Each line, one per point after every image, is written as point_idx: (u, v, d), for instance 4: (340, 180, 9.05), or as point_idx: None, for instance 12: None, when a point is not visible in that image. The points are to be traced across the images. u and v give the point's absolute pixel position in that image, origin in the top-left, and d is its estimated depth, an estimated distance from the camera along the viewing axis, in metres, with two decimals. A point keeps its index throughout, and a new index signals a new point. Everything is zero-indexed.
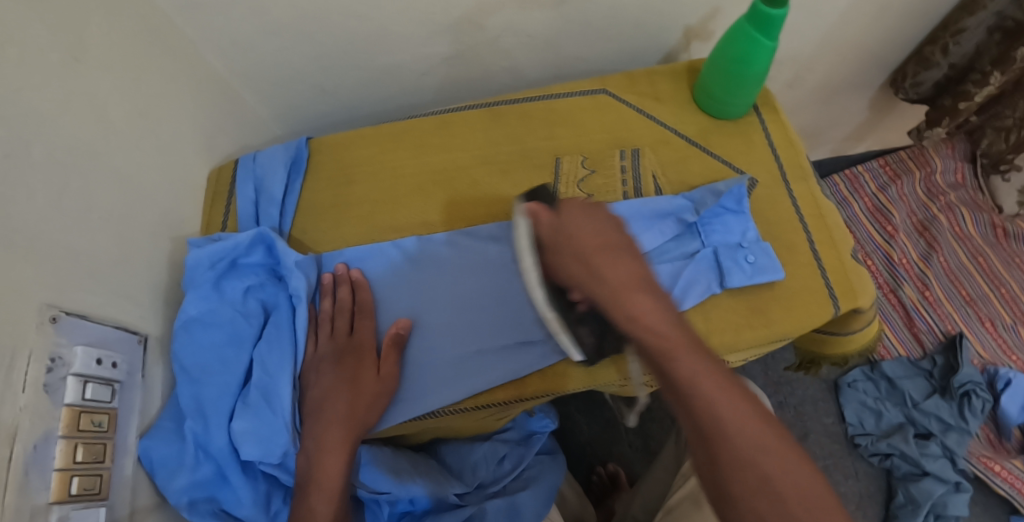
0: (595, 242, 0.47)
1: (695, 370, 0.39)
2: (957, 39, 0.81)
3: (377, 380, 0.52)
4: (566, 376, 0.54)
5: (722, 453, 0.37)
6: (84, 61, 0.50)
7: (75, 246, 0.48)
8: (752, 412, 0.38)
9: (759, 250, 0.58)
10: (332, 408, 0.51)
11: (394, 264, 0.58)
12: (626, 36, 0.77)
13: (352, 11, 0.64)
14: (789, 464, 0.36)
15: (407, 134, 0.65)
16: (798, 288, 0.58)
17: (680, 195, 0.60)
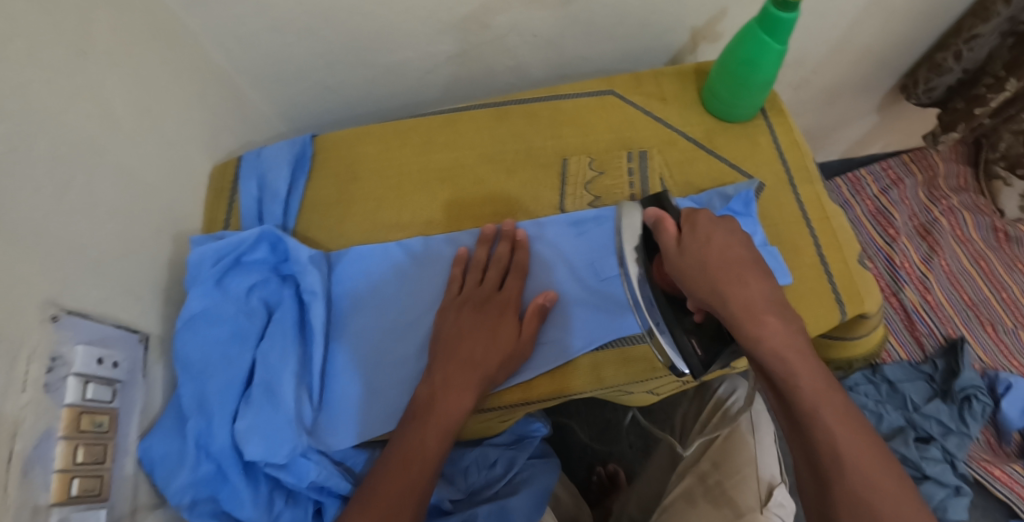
0: (718, 255, 0.44)
1: (824, 408, 0.39)
2: (971, 45, 0.79)
3: (486, 354, 0.51)
4: (577, 374, 0.52)
5: (839, 491, 0.38)
6: (91, 56, 0.49)
7: (77, 243, 0.47)
8: (873, 454, 0.38)
9: (767, 253, 0.58)
10: (457, 388, 0.50)
11: (398, 263, 0.58)
12: (631, 37, 0.77)
13: (358, 10, 0.63)
14: (905, 510, 0.37)
15: (412, 131, 0.64)
16: (803, 292, 0.59)
17: (687, 197, 0.60)
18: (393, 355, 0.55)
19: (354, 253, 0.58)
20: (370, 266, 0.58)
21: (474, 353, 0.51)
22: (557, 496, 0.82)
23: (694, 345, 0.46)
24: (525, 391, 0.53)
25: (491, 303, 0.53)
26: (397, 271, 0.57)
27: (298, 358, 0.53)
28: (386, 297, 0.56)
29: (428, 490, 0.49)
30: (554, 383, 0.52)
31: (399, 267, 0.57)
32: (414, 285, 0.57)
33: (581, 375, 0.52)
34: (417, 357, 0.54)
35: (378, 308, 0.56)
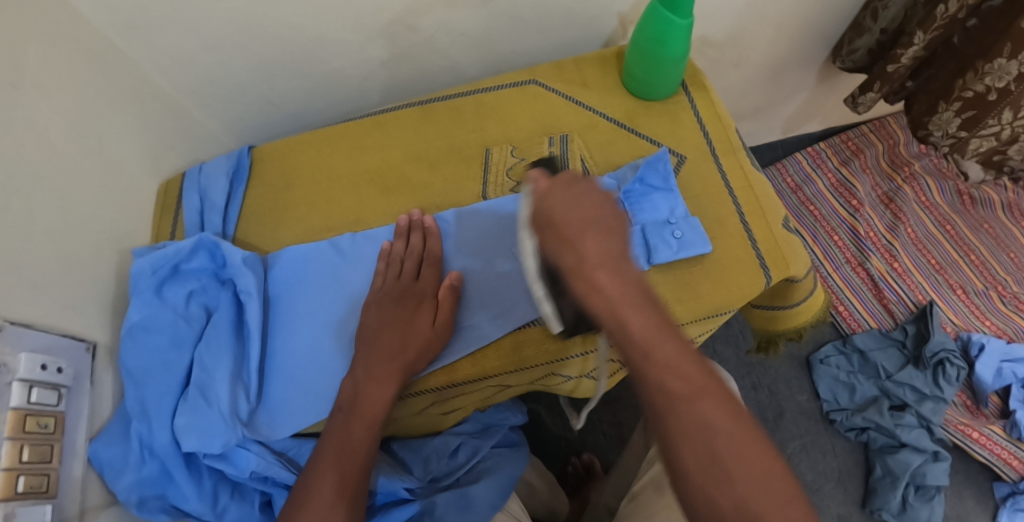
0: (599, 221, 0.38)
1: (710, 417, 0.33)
2: (885, 3, 0.82)
3: (402, 341, 0.53)
4: (512, 355, 0.55)
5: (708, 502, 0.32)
6: (23, 88, 0.53)
7: (19, 258, 0.50)
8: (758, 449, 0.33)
9: (687, 220, 0.59)
10: (368, 377, 0.53)
11: (328, 264, 0.61)
12: (559, 28, 0.79)
13: (286, 23, 0.67)
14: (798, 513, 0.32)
15: (341, 136, 0.68)
16: (727, 260, 0.59)
17: (606, 176, 0.62)
18: (323, 350, 0.58)
19: (289, 255, 0.61)
20: (306, 266, 0.61)
21: (378, 344, 0.54)
22: (530, 485, 0.78)
23: (572, 315, 0.50)
24: (452, 375, 0.55)
25: (405, 293, 0.56)
26: (326, 271, 0.60)
27: (233, 357, 0.56)
28: (315, 296, 0.59)
29: (362, 478, 0.52)
30: (477, 364, 0.55)
31: (328, 267, 0.60)
32: (342, 283, 0.60)
33: (503, 354, 0.55)
34: (344, 350, 0.57)
35: (309, 307, 0.59)
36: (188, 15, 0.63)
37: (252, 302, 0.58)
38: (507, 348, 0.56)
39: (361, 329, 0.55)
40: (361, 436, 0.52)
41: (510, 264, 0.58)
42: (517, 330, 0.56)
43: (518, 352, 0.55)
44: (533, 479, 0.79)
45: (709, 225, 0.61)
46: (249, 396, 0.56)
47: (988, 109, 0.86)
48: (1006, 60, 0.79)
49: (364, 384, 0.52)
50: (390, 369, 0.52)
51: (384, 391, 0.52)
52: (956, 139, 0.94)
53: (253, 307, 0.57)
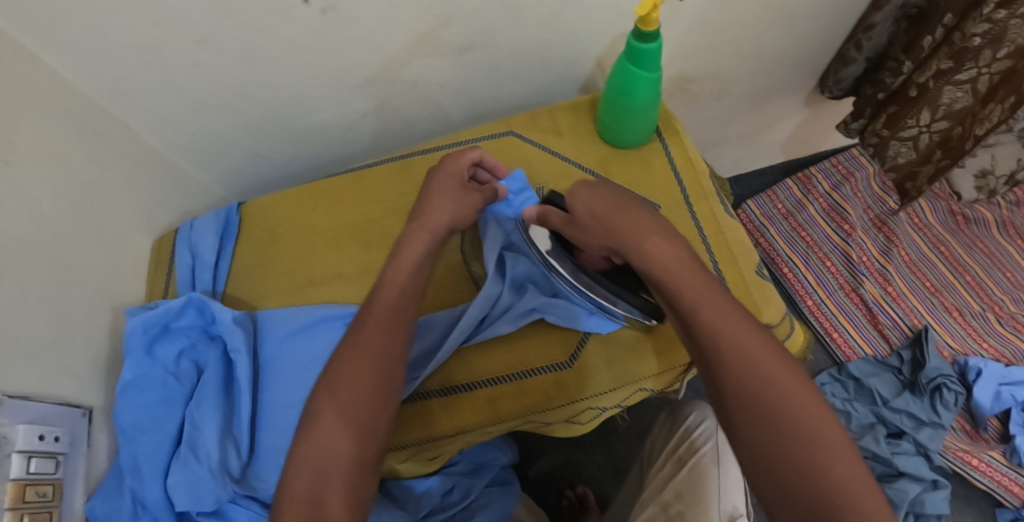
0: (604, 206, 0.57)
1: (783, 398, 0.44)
2: (869, 34, 0.83)
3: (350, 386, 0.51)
4: (495, 403, 0.59)
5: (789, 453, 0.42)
6: (15, 161, 0.56)
7: (15, 331, 0.53)
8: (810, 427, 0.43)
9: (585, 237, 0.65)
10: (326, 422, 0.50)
11: (314, 324, 0.63)
12: (537, 73, 0.81)
13: (268, 83, 0.70)
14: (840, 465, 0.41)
15: (323, 191, 0.70)
16: None
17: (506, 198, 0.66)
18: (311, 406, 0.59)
19: (277, 316, 0.64)
20: (288, 324, 0.63)
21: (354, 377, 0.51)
22: None
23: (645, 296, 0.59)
24: (430, 429, 0.60)
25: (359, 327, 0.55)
26: (313, 326, 0.62)
27: (223, 412, 0.59)
28: (302, 355, 0.61)
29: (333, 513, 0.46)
30: (455, 418, 0.59)
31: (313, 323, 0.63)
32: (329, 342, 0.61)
33: (479, 408, 0.59)
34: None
35: (299, 363, 0.61)
36: (173, 81, 0.66)
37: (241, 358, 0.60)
38: (484, 399, 0.60)
39: (333, 361, 0.53)
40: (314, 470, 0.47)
41: (445, 320, 0.61)
42: (494, 384, 0.60)
43: (491, 403, 0.59)
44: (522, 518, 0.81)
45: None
46: (239, 453, 0.58)
47: (909, 106, 0.89)
48: (936, 55, 0.82)
49: (320, 427, 0.49)
50: (367, 398, 0.51)
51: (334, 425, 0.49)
52: (879, 140, 0.97)
53: (241, 363, 0.59)
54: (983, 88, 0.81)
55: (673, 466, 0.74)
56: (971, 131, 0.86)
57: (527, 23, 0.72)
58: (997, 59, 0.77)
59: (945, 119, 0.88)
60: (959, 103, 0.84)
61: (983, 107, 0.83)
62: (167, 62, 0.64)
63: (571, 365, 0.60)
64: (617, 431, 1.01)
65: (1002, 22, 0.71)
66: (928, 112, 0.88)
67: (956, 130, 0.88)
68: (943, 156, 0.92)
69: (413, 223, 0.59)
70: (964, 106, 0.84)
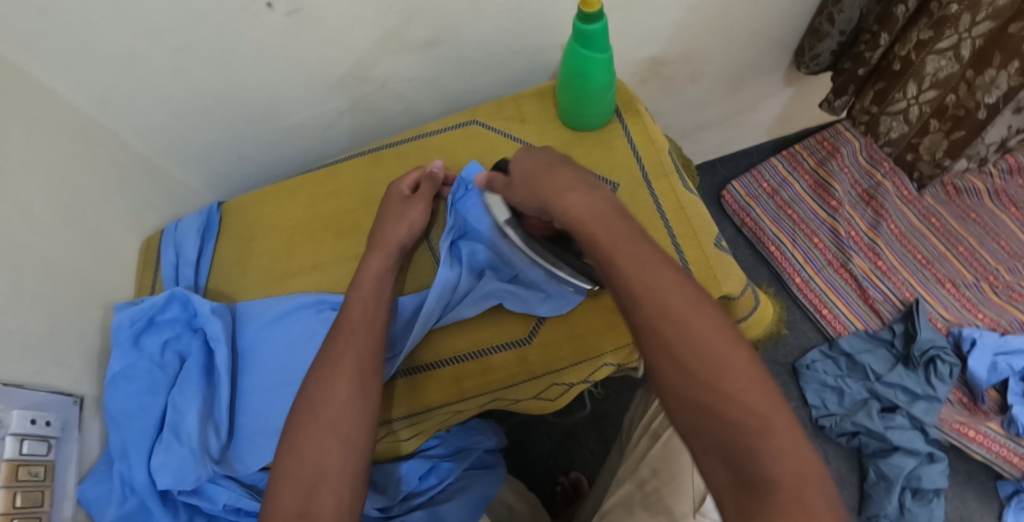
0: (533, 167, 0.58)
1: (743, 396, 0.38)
2: (839, 6, 0.83)
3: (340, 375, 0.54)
4: (462, 382, 0.61)
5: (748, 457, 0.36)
6: (6, 168, 0.60)
7: (8, 324, 0.57)
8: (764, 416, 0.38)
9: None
10: (323, 412, 0.52)
11: (295, 313, 0.65)
12: (505, 64, 0.83)
13: (243, 86, 0.74)
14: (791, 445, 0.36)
15: (300, 187, 0.72)
16: None
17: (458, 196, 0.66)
18: (287, 391, 0.62)
19: (256, 306, 0.66)
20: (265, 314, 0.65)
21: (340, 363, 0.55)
22: (508, 506, 0.81)
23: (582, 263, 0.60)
24: (396, 408, 0.62)
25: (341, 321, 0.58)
26: (294, 313, 0.65)
27: (205, 399, 0.61)
28: (282, 342, 0.63)
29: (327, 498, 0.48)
30: (420, 397, 0.61)
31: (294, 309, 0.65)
32: (310, 330, 0.63)
33: (444, 386, 0.61)
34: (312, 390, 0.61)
35: (278, 350, 0.63)
36: (154, 88, 0.70)
37: (224, 347, 0.62)
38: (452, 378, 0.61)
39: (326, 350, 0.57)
40: (310, 454, 0.50)
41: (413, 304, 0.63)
42: (457, 363, 0.61)
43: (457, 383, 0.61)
44: (510, 501, 0.82)
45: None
46: (220, 434, 0.61)
47: (896, 81, 0.90)
48: (915, 28, 0.83)
49: (317, 415, 0.52)
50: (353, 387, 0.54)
51: (330, 415, 0.52)
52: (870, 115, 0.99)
53: (221, 350, 0.62)
54: (968, 53, 0.80)
55: (649, 440, 0.75)
56: (977, 100, 0.83)
57: (489, 14, 0.74)
58: (977, 23, 0.76)
59: (933, 89, 0.87)
60: (947, 71, 0.83)
61: (977, 74, 0.82)
62: (148, 70, 0.68)
63: (531, 341, 0.61)
64: (610, 417, 1.02)
65: None
66: (915, 84, 0.88)
67: (950, 99, 0.87)
68: (939, 126, 0.91)
69: (377, 241, 0.63)
70: (951, 73, 0.83)
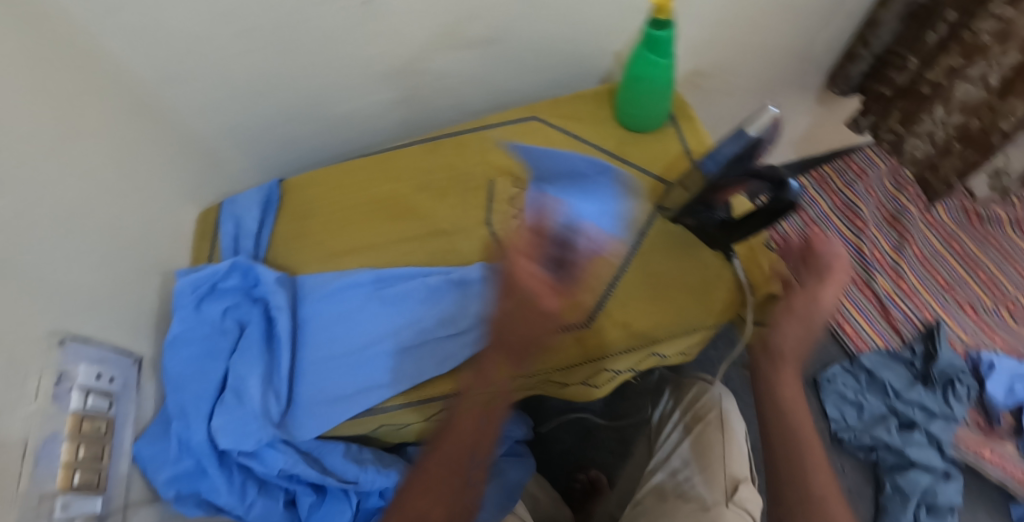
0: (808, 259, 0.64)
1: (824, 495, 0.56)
2: (873, 33, 0.90)
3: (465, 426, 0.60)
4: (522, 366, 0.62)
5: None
6: (82, 133, 0.62)
7: (76, 281, 0.59)
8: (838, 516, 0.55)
9: (601, 239, 0.66)
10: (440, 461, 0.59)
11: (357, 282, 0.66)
12: (557, 66, 0.86)
13: (308, 71, 0.76)
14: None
15: (358, 169, 0.74)
16: (693, 281, 0.64)
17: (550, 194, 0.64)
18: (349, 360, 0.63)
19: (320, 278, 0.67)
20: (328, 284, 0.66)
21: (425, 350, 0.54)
22: (532, 497, 0.83)
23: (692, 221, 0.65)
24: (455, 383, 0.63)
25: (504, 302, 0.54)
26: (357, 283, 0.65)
27: (264, 367, 0.62)
28: (344, 313, 0.64)
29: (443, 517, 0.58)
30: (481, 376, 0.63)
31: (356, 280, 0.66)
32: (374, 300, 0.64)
33: None
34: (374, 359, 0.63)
35: (337, 320, 0.64)
36: (222, 67, 0.72)
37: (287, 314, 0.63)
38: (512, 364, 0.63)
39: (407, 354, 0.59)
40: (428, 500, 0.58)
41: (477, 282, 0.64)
42: None
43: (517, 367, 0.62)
44: (537, 492, 0.84)
45: (676, 252, 0.65)
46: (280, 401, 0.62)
47: (924, 102, 0.92)
48: (946, 55, 0.86)
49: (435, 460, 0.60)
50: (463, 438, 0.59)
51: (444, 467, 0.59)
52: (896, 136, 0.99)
53: (282, 319, 0.62)
54: (995, 82, 0.83)
55: (679, 434, 0.79)
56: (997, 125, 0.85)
57: (550, 16, 0.76)
58: (1006, 53, 0.79)
59: (960, 114, 0.89)
60: (972, 97, 0.86)
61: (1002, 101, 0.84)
62: (220, 49, 0.69)
63: (590, 325, 0.62)
64: (630, 418, 1.03)
65: (1013, 19, 0.76)
66: (942, 108, 0.90)
67: (974, 124, 0.88)
68: (963, 149, 0.92)
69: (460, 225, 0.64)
70: (978, 99, 0.85)
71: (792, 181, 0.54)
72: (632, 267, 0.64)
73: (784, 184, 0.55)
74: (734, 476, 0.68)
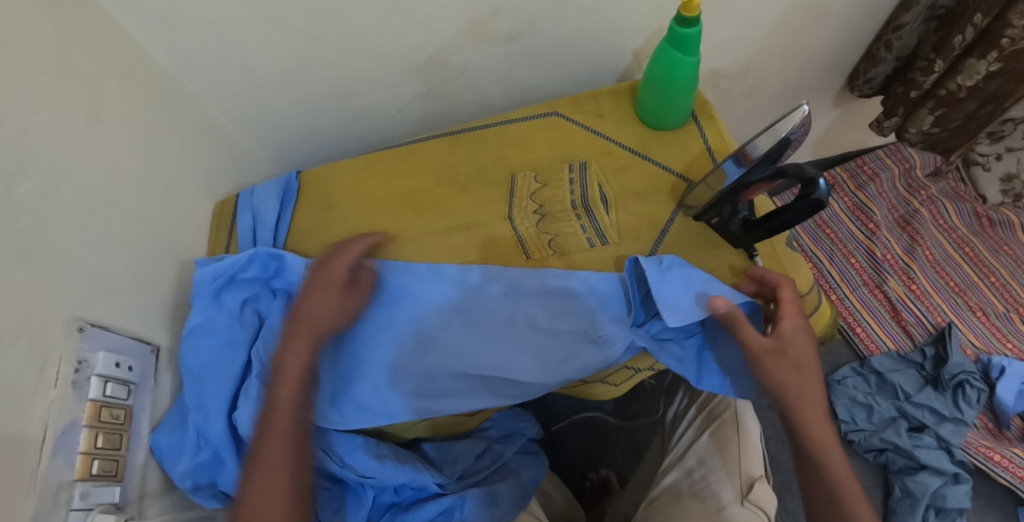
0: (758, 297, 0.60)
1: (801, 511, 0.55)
2: (898, 34, 0.88)
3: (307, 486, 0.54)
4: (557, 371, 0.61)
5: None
6: (102, 118, 0.61)
7: (98, 268, 0.58)
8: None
9: (624, 236, 0.65)
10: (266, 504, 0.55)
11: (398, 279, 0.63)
12: (579, 63, 0.85)
13: (329, 62, 0.75)
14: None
15: (379, 162, 0.74)
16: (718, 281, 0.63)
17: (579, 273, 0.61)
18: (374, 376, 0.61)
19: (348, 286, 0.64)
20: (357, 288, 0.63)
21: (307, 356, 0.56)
22: (546, 495, 0.83)
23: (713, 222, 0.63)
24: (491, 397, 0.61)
25: (336, 310, 0.58)
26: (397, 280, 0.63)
27: None
28: (379, 314, 0.62)
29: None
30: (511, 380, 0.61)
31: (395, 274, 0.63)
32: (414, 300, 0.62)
33: None
34: (404, 362, 0.60)
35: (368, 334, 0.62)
36: (241, 56, 0.71)
37: (321, 311, 0.63)
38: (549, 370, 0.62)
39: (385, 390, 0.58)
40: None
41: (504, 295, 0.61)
42: None
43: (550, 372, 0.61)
44: (551, 491, 0.84)
45: (702, 251, 0.64)
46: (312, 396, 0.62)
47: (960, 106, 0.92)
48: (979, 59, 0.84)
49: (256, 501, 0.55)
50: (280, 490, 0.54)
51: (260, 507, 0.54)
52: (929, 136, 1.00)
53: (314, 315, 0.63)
54: None
55: (694, 432, 0.80)
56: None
57: (573, 13, 0.76)
58: None
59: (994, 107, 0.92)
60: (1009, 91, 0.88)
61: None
62: (239, 37, 0.69)
63: None
64: (641, 419, 1.03)
65: None
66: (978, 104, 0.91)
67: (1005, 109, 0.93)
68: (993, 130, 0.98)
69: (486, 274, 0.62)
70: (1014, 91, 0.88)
71: (819, 179, 0.52)
72: None
73: (811, 181, 0.53)
74: (749, 473, 0.68)
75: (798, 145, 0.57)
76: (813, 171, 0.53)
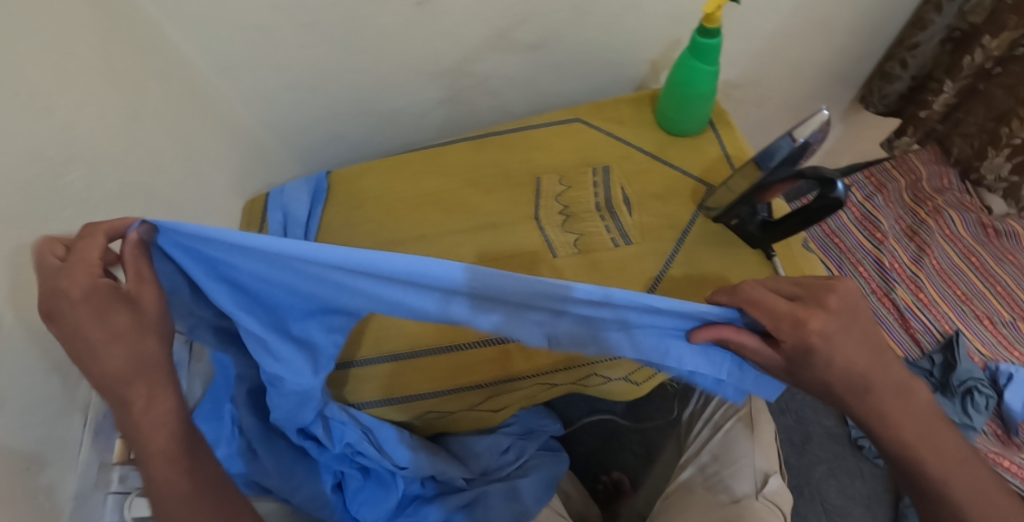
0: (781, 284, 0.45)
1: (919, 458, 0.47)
2: (913, 52, 0.92)
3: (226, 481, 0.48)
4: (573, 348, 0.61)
5: None
6: (143, 114, 0.64)
7: None
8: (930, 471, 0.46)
9: (646, 236, 0.67)
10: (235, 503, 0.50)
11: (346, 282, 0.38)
12: (597, 72, 0.88)
13: (358, 68, 0.78)
14: None
15: (406, 164, 0.76)
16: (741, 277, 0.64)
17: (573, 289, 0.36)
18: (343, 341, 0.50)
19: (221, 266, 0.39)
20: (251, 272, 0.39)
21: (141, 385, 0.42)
22: (566, 493, 0.86)
23: (732, 222, 0.66)
24: (507, 371, 0.61)
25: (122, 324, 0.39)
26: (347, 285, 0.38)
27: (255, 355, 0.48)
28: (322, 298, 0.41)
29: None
30: (528, 361, 0.61)
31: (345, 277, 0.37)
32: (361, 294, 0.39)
33: (552, 352, 0.61)
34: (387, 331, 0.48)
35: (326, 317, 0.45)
36: (276, 60, 0.74)
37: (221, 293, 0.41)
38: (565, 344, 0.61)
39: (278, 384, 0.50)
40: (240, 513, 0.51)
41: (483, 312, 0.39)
42: None
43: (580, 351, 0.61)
44: (568, 488, 0.86)
45: (721, 250, 0.66)
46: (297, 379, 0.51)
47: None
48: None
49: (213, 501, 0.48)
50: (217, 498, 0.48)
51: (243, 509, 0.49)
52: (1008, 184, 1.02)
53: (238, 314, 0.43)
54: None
55: (711, 431, 0.81)
56: None
57: (594, 24, 0.79)
58: None
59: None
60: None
61: None
62: (275, 41, 0.71)
63: None
64: (654, 421, 1.04)
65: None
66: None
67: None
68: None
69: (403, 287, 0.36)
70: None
71: (838, 181, 0.55)
72: (677, 263, 0.65)
73: (830, 182, 0.55)
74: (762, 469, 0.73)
75: (814, 151, 0.58)
76: (833, 172, 0.55)
